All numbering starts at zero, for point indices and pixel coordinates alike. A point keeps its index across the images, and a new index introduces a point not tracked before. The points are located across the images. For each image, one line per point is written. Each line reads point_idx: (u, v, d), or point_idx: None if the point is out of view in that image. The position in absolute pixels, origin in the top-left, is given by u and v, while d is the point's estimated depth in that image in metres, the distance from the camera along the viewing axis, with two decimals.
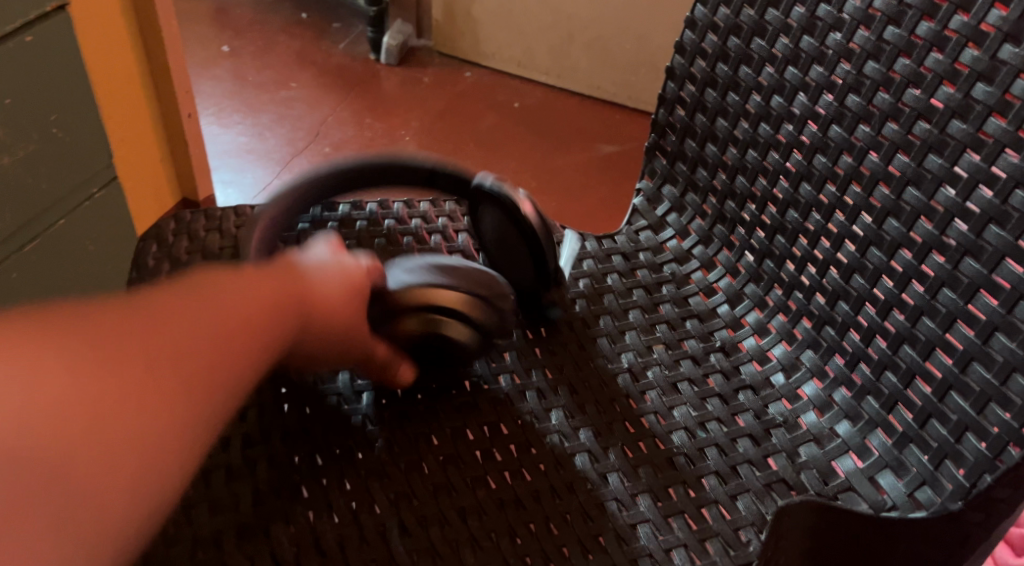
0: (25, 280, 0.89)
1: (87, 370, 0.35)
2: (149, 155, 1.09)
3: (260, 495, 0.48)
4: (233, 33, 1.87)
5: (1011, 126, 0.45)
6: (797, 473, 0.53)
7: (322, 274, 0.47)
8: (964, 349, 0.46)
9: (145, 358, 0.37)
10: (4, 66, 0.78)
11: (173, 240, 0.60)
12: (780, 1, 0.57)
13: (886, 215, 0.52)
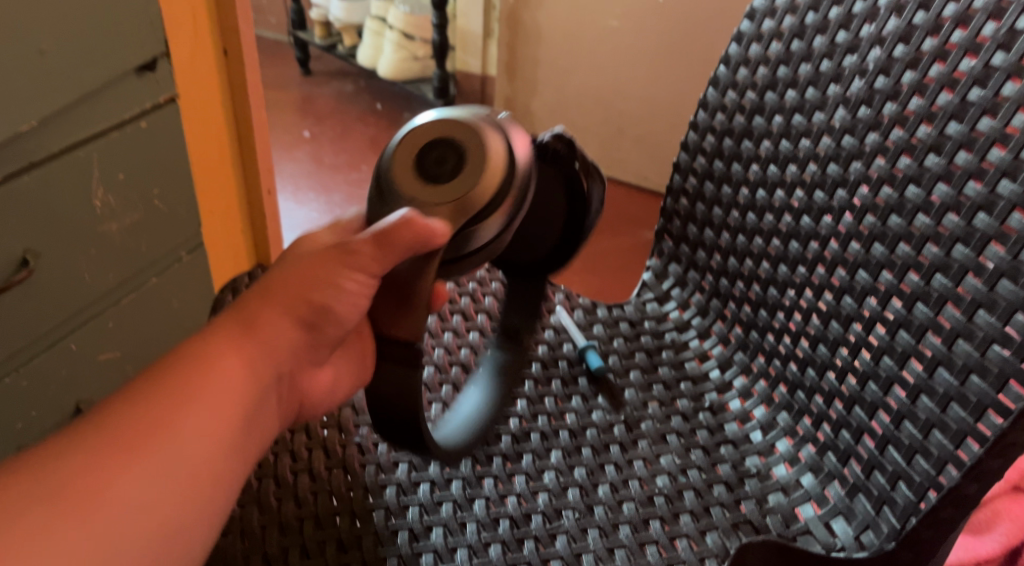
0: (121, 328, 1.03)
1: (149, 450, 0.43)
2: (231, 224, 1.25)
3: (299, 499, 0.57)
4: (314, 121, 2.07)
5: (933, 221, 0.53)
6: (763, 516, 0.60)
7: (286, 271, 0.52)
8: (897, 409, 0.53)
9: (173, 403, 0.45)
10: (124, 148, 0.93)
11: (244, 290, 0.72)
12: (764, 110, 0.67)
13: (842, 293, 0.60)
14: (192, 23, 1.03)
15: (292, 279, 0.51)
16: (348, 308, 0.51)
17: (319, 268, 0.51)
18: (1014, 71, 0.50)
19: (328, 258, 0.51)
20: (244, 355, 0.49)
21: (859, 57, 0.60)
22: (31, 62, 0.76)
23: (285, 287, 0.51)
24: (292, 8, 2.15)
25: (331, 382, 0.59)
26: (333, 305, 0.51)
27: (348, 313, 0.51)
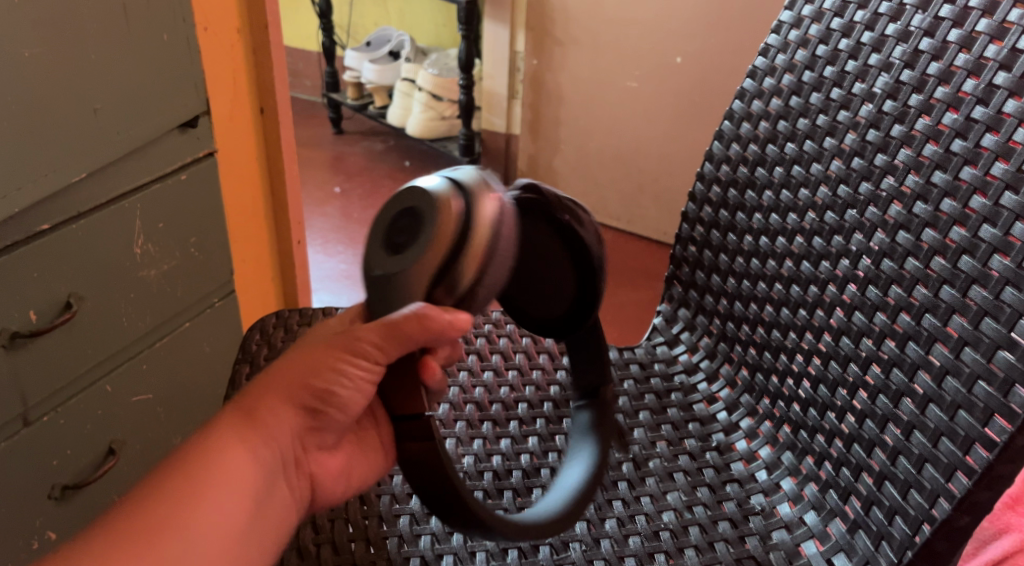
0: (154, 370, 1.07)
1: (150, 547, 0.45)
2: (262, 273, 1.30)
3: (317, 526, 0.60)
4: (344, 178, 2.15)
5: (922, 264, 0.56)
6: (766, 551, 0.61)
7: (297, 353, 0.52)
8: (893, 445, 0.56)
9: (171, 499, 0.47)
10: (164, 198, 0.99)
11: (271, 329, 0.77)
12: (765, 162, 0.70)
13: (840, 334, 0.63)
14: (232, 83, 1.10)
15: (288, 370, 0.51)
16: (355, 395, 0.50)
17: (318, 359, 0.51)
18: (993, 123, 0.53)
19: (331, 350, 0.50)
20: (245, 450, 0.50)
21: (852, 112, 0.64)
22: (85, 119, 0.82)
23: (287, 374, 0.51)
24: (327, 72, 2.25)
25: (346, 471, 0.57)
26: (338, 391, 0.50)
27: (353, 400, 0.51)
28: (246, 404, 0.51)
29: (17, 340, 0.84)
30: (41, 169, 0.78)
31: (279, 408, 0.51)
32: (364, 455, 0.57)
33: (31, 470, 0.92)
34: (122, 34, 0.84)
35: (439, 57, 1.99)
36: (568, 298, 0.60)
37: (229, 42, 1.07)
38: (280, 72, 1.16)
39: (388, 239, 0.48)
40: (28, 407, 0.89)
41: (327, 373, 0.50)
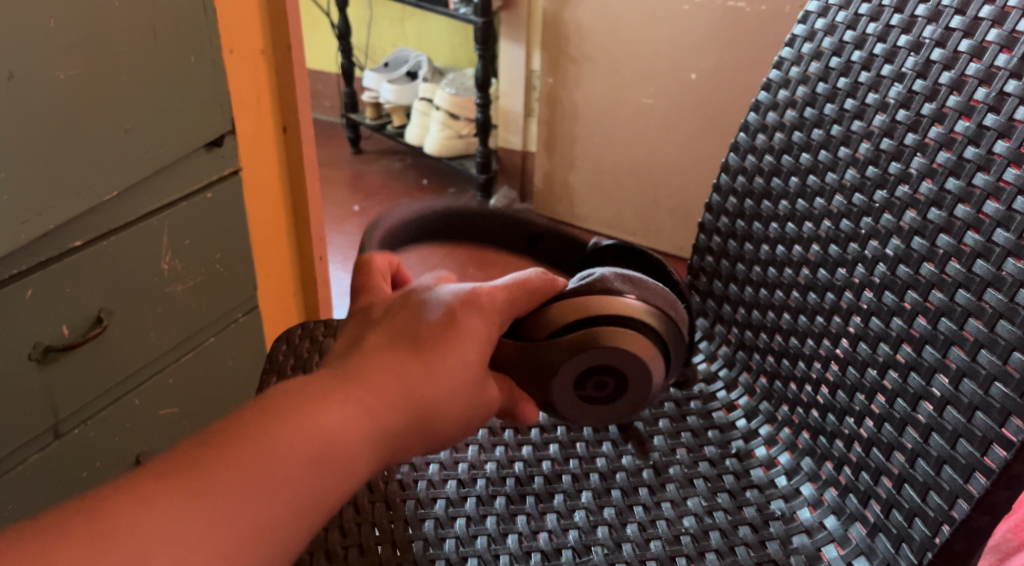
0: (180, 384, 1.09)
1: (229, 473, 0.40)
2: (284, 288, 1.32)
3: (344, 529, 0.61)
4: (363, 197, 2.17)
5: (937, 269, 0.57)
6: (787, 555, 0.62)
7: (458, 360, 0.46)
8: (912, 448, 0.57)
9: (275, 457, 0.41)
10: (191, 216, 1.01)
11: (296, 340, 0.78)
12: (781, 172, 0.71)
13: (858, 339, 0.63)
14: (256, 103, 1.13)
15: (445, 387, 0.45)
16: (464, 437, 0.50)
17: (467, 396, 0.46)
18: (1004, 130, 0.54)
19: (471, 389, 0.47)
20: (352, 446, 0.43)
21: (865, 122, 0.65)
22: (116, 139, 0.85)
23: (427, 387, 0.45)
24: (345, 92, 2.28)
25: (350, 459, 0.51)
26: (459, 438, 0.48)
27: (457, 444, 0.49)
28: (399, 383, 0.44)
29: (50, 354, 0.86)
30: (73, 187, 0.81)
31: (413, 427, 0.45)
32: None
33: (61, 482, 0.94)
34: (152, 56, 0.87)
35: (456, 77, 2.02)
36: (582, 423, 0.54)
37: (254, 64, 1.11)
38: (303, 92, 1.19)
39: (563, 316, 0.51)
40: (60, 419, 0.92)
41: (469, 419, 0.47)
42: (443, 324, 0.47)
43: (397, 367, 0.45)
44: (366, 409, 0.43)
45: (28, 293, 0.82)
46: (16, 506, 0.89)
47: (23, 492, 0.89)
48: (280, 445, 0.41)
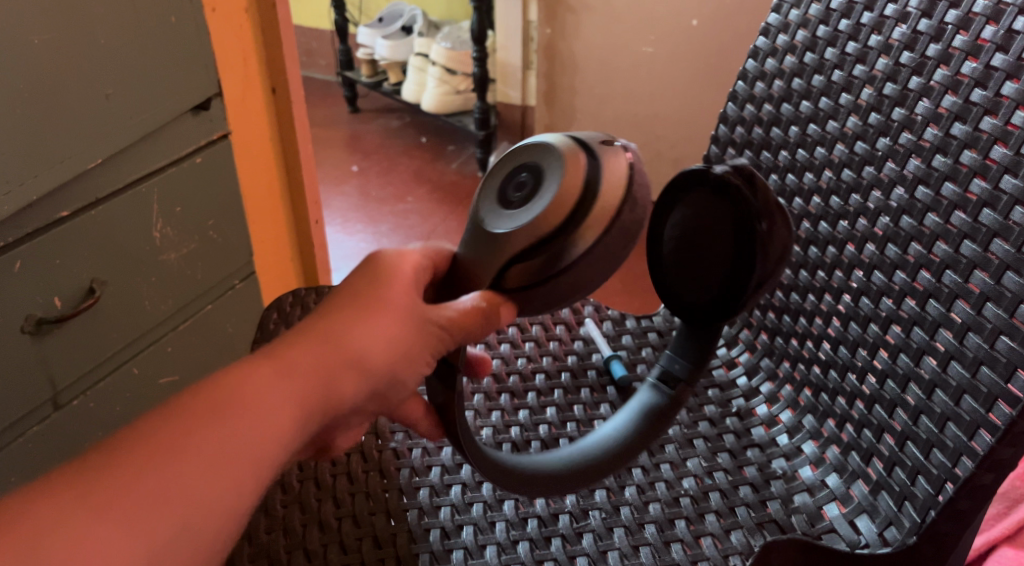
0: (182, 352, 1.06)
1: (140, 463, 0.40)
2: (281, 253, 1.30)
3: (338, 500, 0.61)
4: (362, 156, 2.05)
5: (942, 219, 0.55)
6: (788, 515, 0.61)
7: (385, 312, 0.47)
8: (914, 404, 0.55)
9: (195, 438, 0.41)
10: (183, 183, 0.97)
11: (288, 309, 0.76)
12: (780, 122, 0.68)
13: (860, 295, 0.61)
14: (243, 64, 1.10)
15: (376, 351, 0.46)
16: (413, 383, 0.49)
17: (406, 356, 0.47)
18: (1013, 71, 0.51)
19: (399, 332, 0.47)
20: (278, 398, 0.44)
21: (868, 66, 0.62)
22: (92, 103, 0.81)
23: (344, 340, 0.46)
24: (340, 50, 2.21)
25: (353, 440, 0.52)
26: (408, 381, 0.48)
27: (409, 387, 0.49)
28: (317, 345, 0.45)
29: (43, 326, 0.84)
30: (50, 153, 0.78)
31: (347, 365, 0.45)
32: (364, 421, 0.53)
33: (62, 450, 0.92)
34: (129, 16, 0.84)
35: (451, 30, 1.95)
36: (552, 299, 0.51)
37: (239, 23, 1.07)
38: (290, 51, 1.15)
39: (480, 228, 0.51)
40: (58, 391, 0.89)
41: (409, 361, 0.48)
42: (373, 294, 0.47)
43: (330, 343, 0.45)
44: (294, 386, 0.44)
45: (17, 264, 0.80)
46: (20, 478, 0.87)
47: (22, 464, 0.87)
48: (215, 445, 0.41)
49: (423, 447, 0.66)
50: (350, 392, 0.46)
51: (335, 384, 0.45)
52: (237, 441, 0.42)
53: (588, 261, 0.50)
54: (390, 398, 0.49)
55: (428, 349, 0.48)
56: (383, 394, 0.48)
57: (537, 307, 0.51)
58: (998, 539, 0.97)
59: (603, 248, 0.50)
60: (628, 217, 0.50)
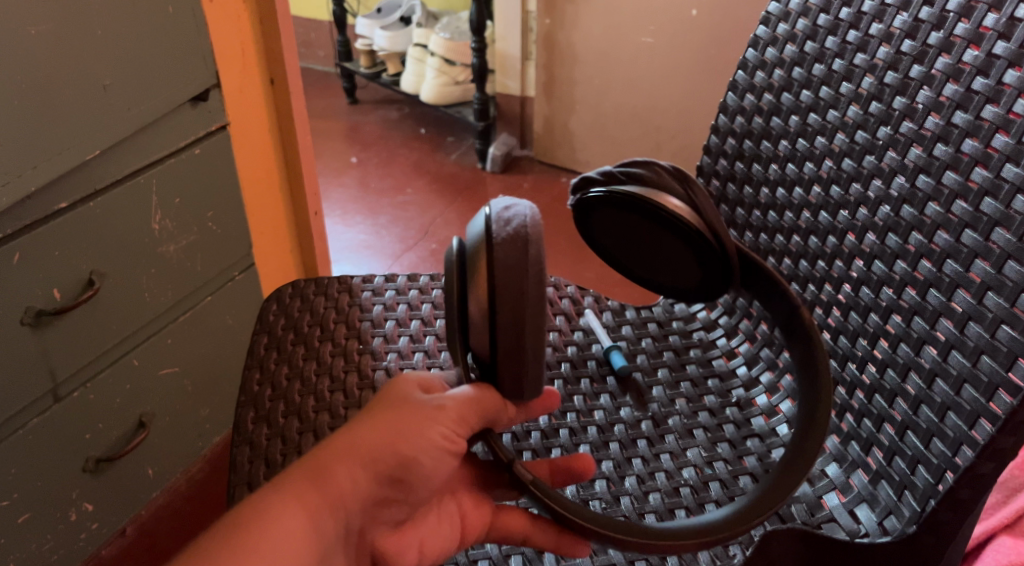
0: (182, 343, 1.05)
1: None
2: (280, 244, 1.30)
3: None
4: (361, 147, 2.05)
5: (943, 209, 0.55)
6: (788, 505, 0.61)
7: (391, 413, 0.47)
8: (914, 394, 0.55)
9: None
10: (181, 174, 0.97)
11: (287, 299, 0.76)
12: (781, 111, 0.68)
13: (860, 284, 0.61)
14: (241, 55, 1.09)
15: (387, 445, 0.46)
16: (436, 464, 0.46)
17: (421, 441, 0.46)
18: (1015, 59, 0.51)
19: (405, 423, 0.46)
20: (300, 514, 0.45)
21: (869, 55, 0.61)
22: (91, 94, 0.81)
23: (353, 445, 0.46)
24: (339, 40, 2.20)
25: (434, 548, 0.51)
26: (422, 461, 0.46)
27: (433, 467, 0.46)
28: (326, 457, 0.46)
29: (43, 318, 0.84)
30: (47, 144, 0.77)
31: (340, 452, 0.46)
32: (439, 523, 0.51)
33: (63, 442, 0.92)
34: (126, 6, 0.83)
35: (450, 20, 1.95)
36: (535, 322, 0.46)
37: (237, 13, 1.06)
38: (288, 41, 1.15)
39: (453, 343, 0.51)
40: (58, 383, 0.89)
41: (429, 443, 0.46)
42: (373, 404, 0.48)
43: (339, 454, 0.46)
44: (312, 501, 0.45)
45: (16, 256, 0.79)
46: (21, 469, 0.87)
47: (23, 455, 0.87)
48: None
49: (489, 556, 0.59)
50: (352, 479, 0.46)
51: (331, 475, 0.46)
52: (259, 555, 0.43)
53: (499, 286, 0.45)
54: (415, 484, 0.47)
55: (431, 424, 0.46)
56: (399, 478, 0.46)
57: (516, 334, 0.45)
58: (997, 528, 0.97)
59: (504, 267, 0.45)
60: (504, 233, 0.46)
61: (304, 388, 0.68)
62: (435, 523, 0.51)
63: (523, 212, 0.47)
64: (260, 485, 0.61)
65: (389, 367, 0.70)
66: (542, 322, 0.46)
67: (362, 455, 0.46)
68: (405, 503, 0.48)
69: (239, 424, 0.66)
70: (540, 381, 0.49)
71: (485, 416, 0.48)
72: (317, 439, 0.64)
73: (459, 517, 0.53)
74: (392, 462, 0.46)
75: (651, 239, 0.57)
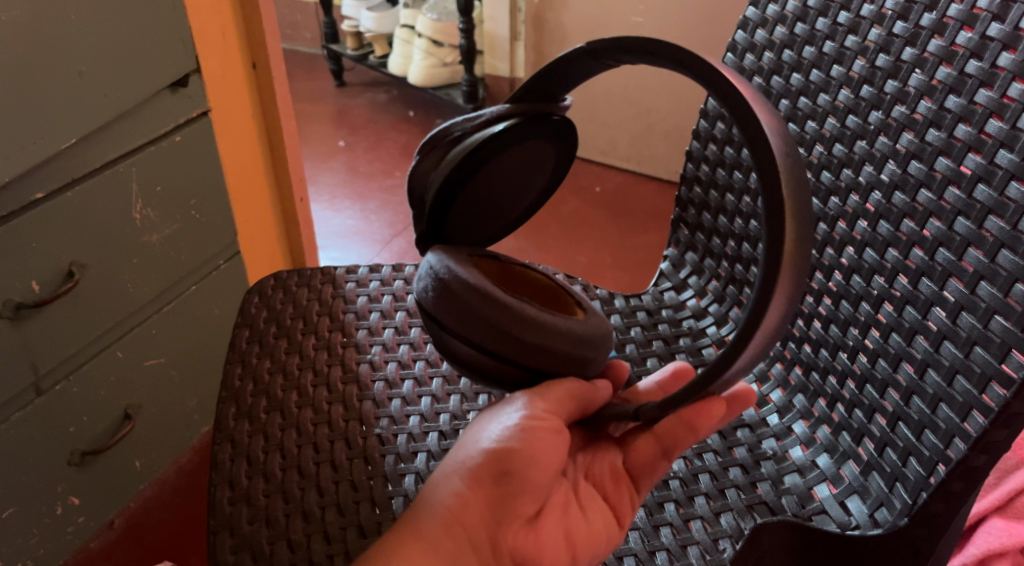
0: (167, 334, 1.04)
1: None
2: (265, 232, 1.28)
3: (321, 489, 0.60)
4: (349, 131, 2.02)
5: (936, 196, 0.54)
6: (778, 497, 0.60)
7: (482, 428, 0.51)
8: (906, 385, 0.55)
9: None
10: (162, 162, 0.95)
11: (269, 292, 0.74)
12: (771, 95, 0.67)
13: (852, 272, 0.60)
14: (221, 39, 1.07)
15: (481, 450, 0.50)
16: (534, 442, 0.49)
17: (513, 430, 0.49)
18: (1009, 42, 0.50)
19: (491, 426, 0.50)
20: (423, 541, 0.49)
21: (860, 37, 0.60)
22: (65, 81, 0.79)
23: (453, 468, 0.51)
24: (325, 21, 2.16)
25: (595, 529, 0.52)
26: (516, 445, 0.49)
27: (531, 449, 0.49)
28: (433, 488, 0.51)
29: (22, 311, 0.82)
30: (20, 133, 0.75)
31: (445, 476, 0.51)
32: (583, 512, 0.52)
33: (46, 436, 0.90)
34: None
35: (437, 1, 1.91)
36: (513, 313, 0.46)
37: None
38: (269, 24, 1.12)
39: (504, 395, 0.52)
40: (41, 376, 0.88)
41: (520, 429, 0.49)
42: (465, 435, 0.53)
43: (443, 481, 0.51)
44: (433, 527, 0.49)
45: None
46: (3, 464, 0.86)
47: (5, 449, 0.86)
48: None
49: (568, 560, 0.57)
50: (457, 493, 0.50)
51: (440, 498, 0.50)
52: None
53: (460, 321, 0.47)
54: (521, 474, 0.49)
55: (514, 415, 0.49)
56: (505, 472, 0.49)
57: (510, 327, 0.46)
58: (989, 510, 0.97)
59: (450, 309, 0.47)
60: (430, 295, 0.48)
61: (287, 382, 0.67)
62: (585, 513, 0.52)
63: (427, 269, 0.49)
64: (241, 483, 0.60)
65: (374, 361, 0.69)
66: (513, 306, 0.46)
67: (467, 469, 0.50)
68: (527, 495, 0.50)
69: (221, 420, 0.64)
70: (573, 339, 0.48)
71: (575, 398, 0.50)
72: (300, 436, 0.63)
73: (607, 503, 0.54)
74: (499, 463, 0.49)
75: (490, 177, 0.55)
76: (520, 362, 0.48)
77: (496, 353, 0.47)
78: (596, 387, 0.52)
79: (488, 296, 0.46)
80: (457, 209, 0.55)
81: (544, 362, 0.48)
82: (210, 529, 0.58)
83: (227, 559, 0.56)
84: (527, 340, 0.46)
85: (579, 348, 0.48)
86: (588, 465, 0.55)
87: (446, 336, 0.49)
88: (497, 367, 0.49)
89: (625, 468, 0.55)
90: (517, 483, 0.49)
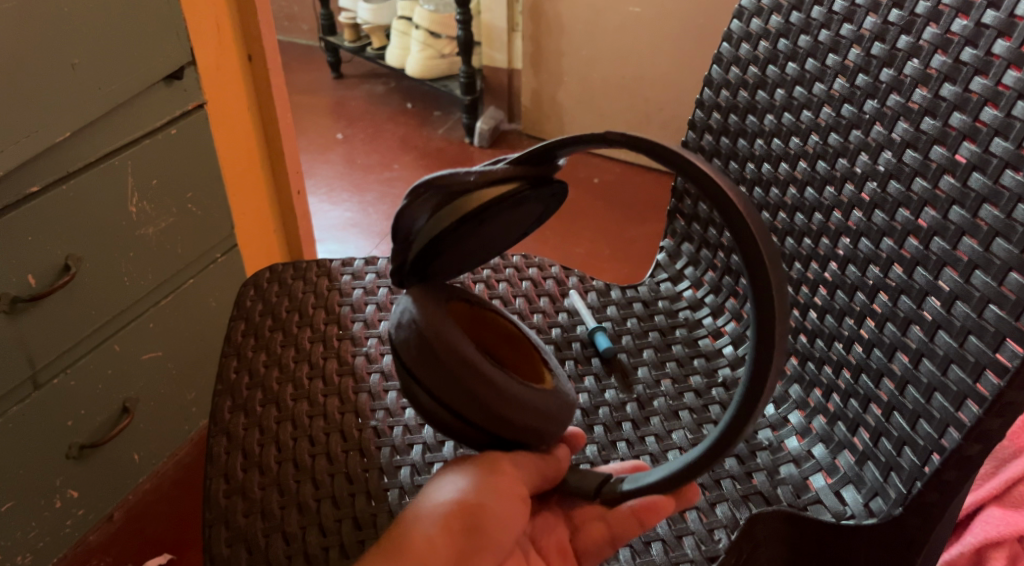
0: (164, 327, 1.04)
1: None
2: (262, 225, 1.28)
3: (317, 481, 0.60)
4: (346, 123, 2.01)
5: (930, 184, 0.54)
6: (774, 486, 0.60)
7: (455, 479, 0.49)
8: (901, 374, 0.55)
9: None
10: (157, 155, 0.94)
11: (265, 285, 0.74)
12: (766, 84, 0.66)
13: (847, 262, 0.60)
14: (216, 32, 1.06)
15: (455, 497, 0.48)
16: (507, 504, 0.48)
17: (492, 486, 0.48)
18: (1004, 29, 0.49)
19: (467, 476, 0.49)
20: None
21: (855, 25, 0.59)
22: (59, 74, 0.78)
23: (423, 513, 0.48)
24: (321, 12, 2.15)
25: None
26: (491, 502, 0.48)
27: (504, 510, 0.48)
28: (400, 530, 0.48)
29: (17, 305, 0.82)
30: (13, 126, 0.75)
31: (412, 520, 0.48)
32: None
33: (44, 429, 0.90)
34: None
35: None
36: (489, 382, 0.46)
37: None
38: (263, 16, 1.11)
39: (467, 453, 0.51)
40: (38, 369, 0.88)
41: (497, 488, 0.48)
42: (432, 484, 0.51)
43: (412, 523, 0.48)
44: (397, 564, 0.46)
45: None
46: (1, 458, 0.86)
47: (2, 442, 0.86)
48: None
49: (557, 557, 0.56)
50: (428, 538, 0.47)
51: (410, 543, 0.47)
52: None
53: (431, 372, 0.46)
54: (493, 532, 0.47)
55: (490, 472, 0.48)
56: (476, 525, 0.47)
57: (481, 395, 0.46)
58: (986, 499, 0.97)
59: (420, 358, 0.46)
60: (402, 337, 0.47)
61: (283, 375, 0.67)
62: None
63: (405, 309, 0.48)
64: (237, 476, 0.60)
65: (370, 354, 0.69)
66: (488, 372, 0.46)
67: (438, 515, 0.48)
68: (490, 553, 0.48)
69: (216, 413, 0.64)
70: (543, 417, 0.48)
71: (540, 473, 0.50)
72: (295, 428, 0.63)
73: None
74: (471, 516, 0.47)
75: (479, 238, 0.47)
76: (487, 427, 0.47)
77: (464, 413, 0.47)
78: (557, 457, 0.52)
79: (466, 357, 0.46)
80: (440, 266, 0.48)
81: (508, 433, 0.48)
82: (205, 522, 0.58)
83: (223, 553, 0.56)
84: (498, 411, 0.46)
85: (547, 425, 0.49)
86: (535, 530, 0.53)
87: (411, 380, 0.48)
88: (460, 425, 0.48)
89: (572, 546, 0.52)
90: (484, 540, 0.47)
